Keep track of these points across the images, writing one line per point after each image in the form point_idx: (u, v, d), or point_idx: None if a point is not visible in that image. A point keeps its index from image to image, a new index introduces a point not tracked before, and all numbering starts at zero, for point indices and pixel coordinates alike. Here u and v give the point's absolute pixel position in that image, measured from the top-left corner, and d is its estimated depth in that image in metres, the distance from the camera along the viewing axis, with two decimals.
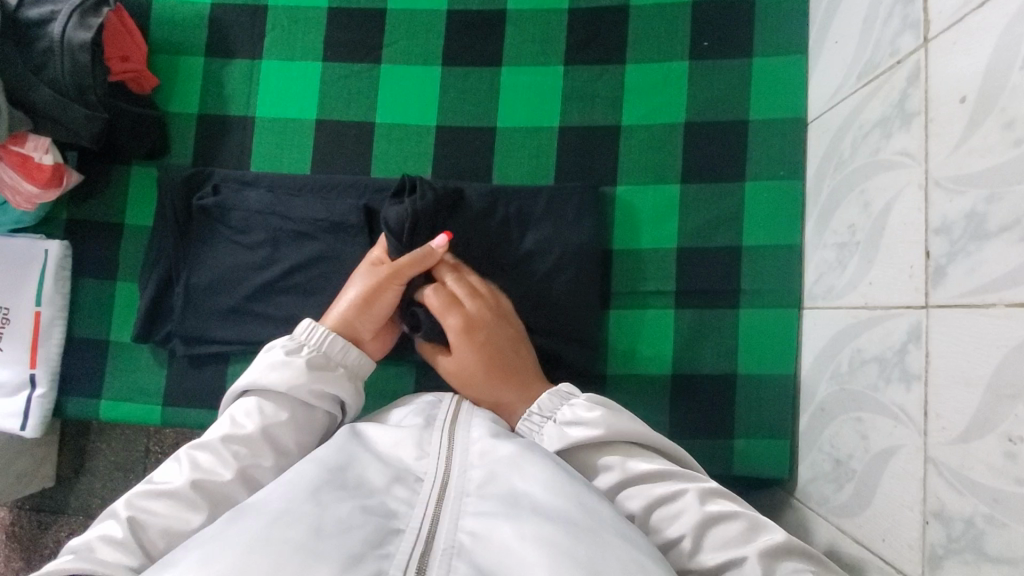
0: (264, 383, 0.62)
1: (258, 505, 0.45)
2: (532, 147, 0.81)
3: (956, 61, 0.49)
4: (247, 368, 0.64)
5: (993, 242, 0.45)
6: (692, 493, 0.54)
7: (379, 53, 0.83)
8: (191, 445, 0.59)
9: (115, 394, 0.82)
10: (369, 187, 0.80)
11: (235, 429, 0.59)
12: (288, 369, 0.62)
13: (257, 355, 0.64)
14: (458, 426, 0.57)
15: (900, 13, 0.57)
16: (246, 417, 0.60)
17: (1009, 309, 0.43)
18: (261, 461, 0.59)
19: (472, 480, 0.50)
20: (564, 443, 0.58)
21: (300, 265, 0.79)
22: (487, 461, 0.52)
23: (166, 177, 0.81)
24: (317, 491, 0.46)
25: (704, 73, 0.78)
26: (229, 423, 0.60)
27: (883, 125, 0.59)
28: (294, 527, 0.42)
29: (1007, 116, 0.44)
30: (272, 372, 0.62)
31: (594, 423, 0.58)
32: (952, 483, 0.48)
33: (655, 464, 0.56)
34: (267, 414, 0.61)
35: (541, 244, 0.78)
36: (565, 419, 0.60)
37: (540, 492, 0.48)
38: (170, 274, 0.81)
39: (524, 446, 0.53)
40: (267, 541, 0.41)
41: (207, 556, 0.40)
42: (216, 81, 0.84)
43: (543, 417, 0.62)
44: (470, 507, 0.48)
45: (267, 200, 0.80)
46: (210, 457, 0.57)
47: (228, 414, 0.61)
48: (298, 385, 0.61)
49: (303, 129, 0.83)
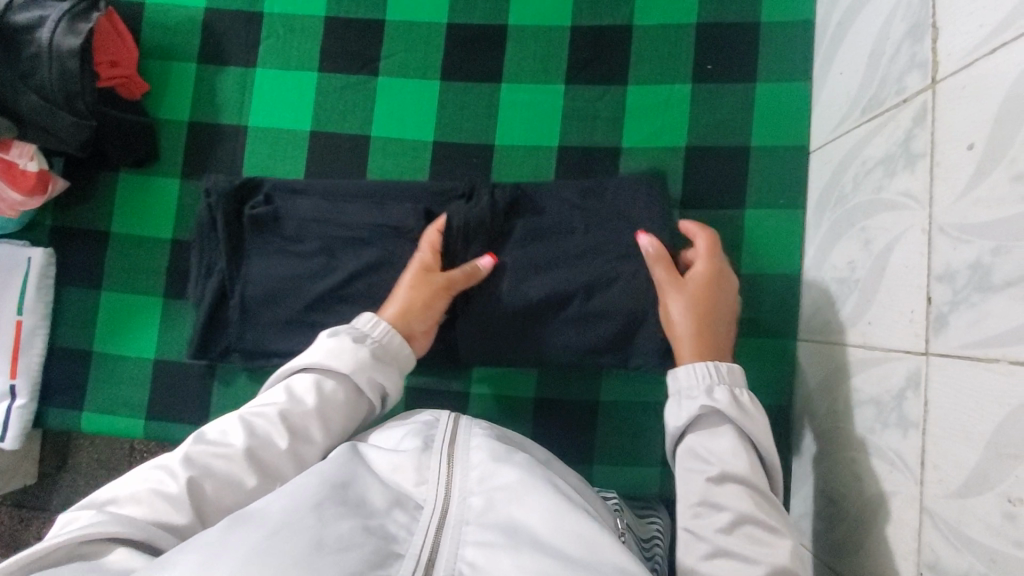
0: (324, 363, 0.61)
1: (256, 516, 0.45)
2: (531, 165, 0.79)
3: (963, 108, 0.48)
4: (309, 348, 0.63)
5: (997, 295, 0.44)
6: (759, 522, 0.52)
7: (377, 65, 0.81)
8: (247, 411, 0.58)
9: (98, 406, 0.81)
10: (424, 190, 0.77)
11: (293, 406, 0.58)
12: (353, 355, 0.61)
13: (318, 337, 0.63)
14: (457, 447, 0.53)
15: (908, 50, 0.56)
16: (304, 392, 0.59)
17: (1010, 366, 0.43)
18: (313, 436, 0.58)
19: (472, 507, 0.49)
20: (731, 415, 0.57)
21: (360, 271, 0.76)
22: (487, 487, 0.50)
23: (214, 185, 0.77)
24: (319, 506, 0.46)
25: (707, 97, 0.77)
26: (287, 395, 0.59)
27: (887, 163, 0.58)
28: (293, 541, 0.42)
29: (1016, 170, 0.43)
30: (335, 354, 0.61)
31: (758, 416, 0.58)
32: (948, 537, 0.47)
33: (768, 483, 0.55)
34: (327, 392, 0.60)
35: (592, 252, 0.74)
36: (741, 398, 0.59)
37: (541, 527, 0.47)
38: (225, 288, 0.78)
39: (531, 476, 0.50)
40: (268, 555, 0.41)
41: (208, 560, 0.41)
42: (208, 88, 0.82)
43: (725, 376, 0.60)
44: (469, 536, 0.47)
45: (320, 207, 0.77)
46: (266, 426, 0.57)
47: (284, 386, 0.60)
48: (361, 370, 0.61)
49: (296, 140, 0.81)
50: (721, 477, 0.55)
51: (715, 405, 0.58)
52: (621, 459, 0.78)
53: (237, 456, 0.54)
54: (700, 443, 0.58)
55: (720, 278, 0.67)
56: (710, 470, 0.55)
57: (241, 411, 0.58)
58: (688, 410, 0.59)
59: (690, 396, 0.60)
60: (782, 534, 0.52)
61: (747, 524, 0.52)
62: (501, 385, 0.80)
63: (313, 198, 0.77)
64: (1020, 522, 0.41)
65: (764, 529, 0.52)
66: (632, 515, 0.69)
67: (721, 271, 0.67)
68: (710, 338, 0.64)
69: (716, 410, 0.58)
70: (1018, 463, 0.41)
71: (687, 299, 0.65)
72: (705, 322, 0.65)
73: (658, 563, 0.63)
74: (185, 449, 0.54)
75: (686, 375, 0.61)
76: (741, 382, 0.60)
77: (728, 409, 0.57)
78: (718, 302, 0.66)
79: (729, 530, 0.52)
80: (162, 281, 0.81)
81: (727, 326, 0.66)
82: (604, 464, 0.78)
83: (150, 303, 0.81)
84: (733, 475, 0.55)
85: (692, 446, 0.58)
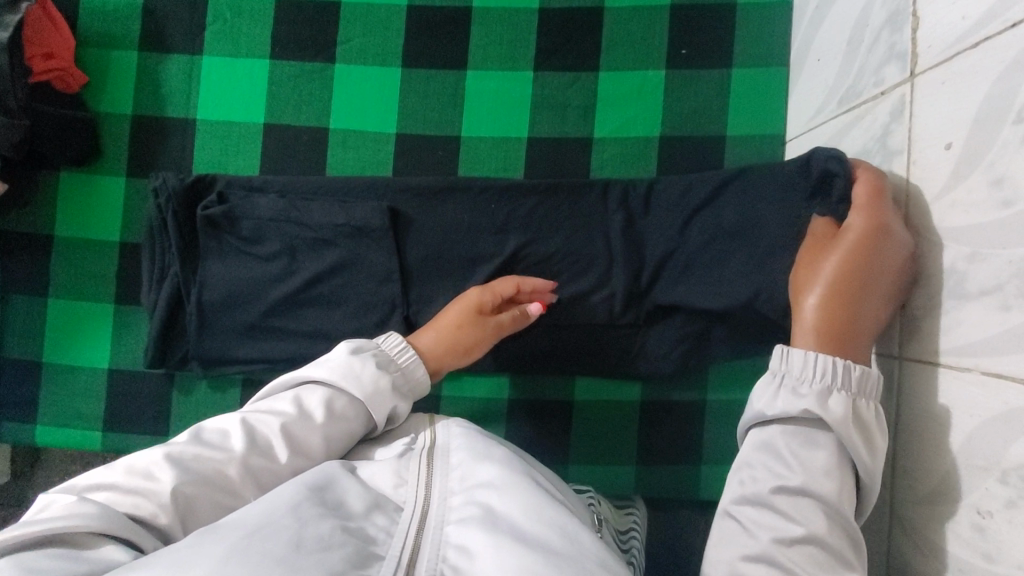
0: (337, 380, 0.53)
1: (231, 520, 0.41)
2: (499, 157, 0.76)
3: (942, 103, 0.46)
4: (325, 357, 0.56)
5: (971, 303, 0.43)
6: (824, 543, 0.41)
7: (333, 51, 0.76)
8: (246, 414, 0.51)
9: (51, 418, 0.77)
10: (390, 187, 0.73)
11: (302, 419, 0.51)
12: (372, 380, 0.54)
13: (341, 347, 0.56)
14: (435, 456, 0.50)
15: (887, 39, 0.54)
16: (312, 407, 0.52)
17: (984, 377, 0.41)
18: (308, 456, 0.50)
19: (453, 508, 0.46)
20: (848, 431, 0.44)
21: (323, 274, 0.72)
22: (468, 486, 0.47)
23: (163, 185, 0.72)
24: (297, 506, 0.42)
25: (681, 83, 0.74)
26: (295, 407, 0.52)
27: (864, 158, 0.56)
28: (271, 542, 0.39)
29: (996, 174, 0.41)
30: (353, 373, 0.54)
31: (879, 438, 0.45)
32: (919, 544, 0.47)
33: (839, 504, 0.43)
34: (339, 410, 0.52)
35: (569, 244, 0.71)
36: (863, 411, 0.45)
37: (523, 515, 0.43)
38: (180, 292, 0.73)
39: (513, 469, 0.48)
40: (245, 555, 0.37)
41: (183, 560, 0.37)
42: (152, 78, 0.76)
43: (857, 383, 0.45)
44: (453, 535, 0.43)
45: (279, 205, 0.72)
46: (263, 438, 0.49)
47: (294, 396, 0.53)
48: (379, 398, 0.54)
49: (249, 133, 0.76)
50: (800, 490, 0.43)
51: (823, 413, 0.44)
52: (596, 456, 0.77)
53: (234, 462, 0.47)
54: (788, 444, 0.45)
55: (878, 235, 0.49)
56: (788, 478, 0.44)
57: (246, 412, 0.51)
58: (788, 407, 0.45)
59: (797, 391, 0.46)
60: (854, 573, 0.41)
61: (811, 545, 0.41)
62: (476, 388, 0.78)
63: (271, 196, 0.73)
64: (989, 534, 0.41)
65: (831, 554, 0.41)
66: (609, 508, 0.68)
67: (893, 227, 0.49)
68: (852, 313, 0.49)
69: (823, 421, 0.45)
70: (989, 476, 0.41)
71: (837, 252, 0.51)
72: (845, 291, 0.49)
73: (636, 553, 0.62)
74: (179, 447, 0.47)
75: (802, 359, 0.47)
76: (869, 391, 0.46)
77: (840, 422, 0.44)
78: (878, 261, 0.48)
79: (789, 544, 0.41)
80: (112, 287, 0.77)
81: (885, 304, 0.49)
82: (579, 462, 0.77)
83: (100, 311, 0.77)
84: (803, 497, 0.43)
85: (772, 454, 0.45)
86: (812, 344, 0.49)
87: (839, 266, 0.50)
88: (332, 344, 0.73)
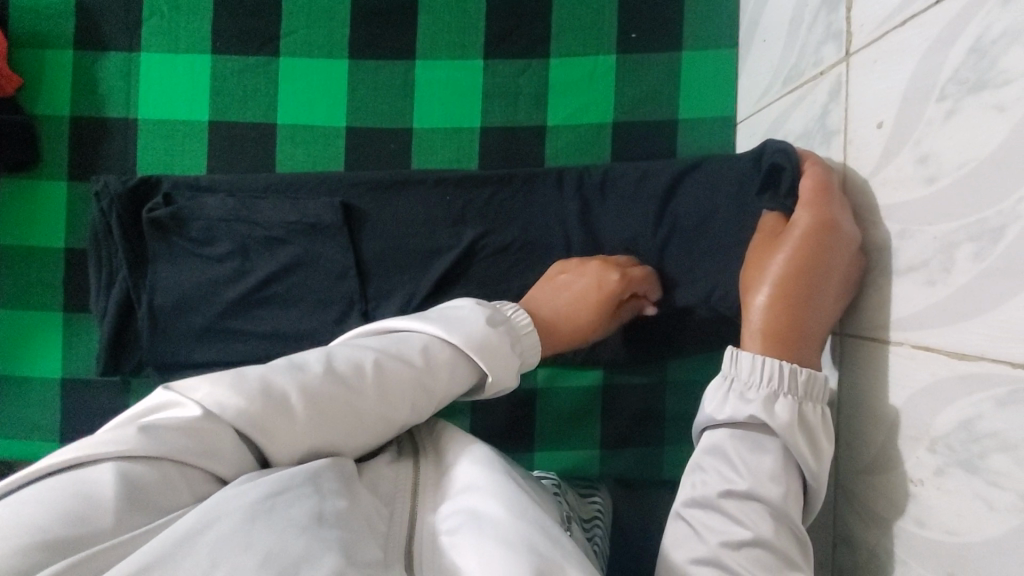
0: (472, 347, 0.48)
1: (252, 479, 0.37)
2: (453, 147, 0.75)
3: (874, 82, 0.47)
4: (465, 320, 0.50)
5: (903, 279, 0.44)
6: (769, 546, 0.41)
7: (277, 44, 0.74)
8: (381, 355, 0.46)
9: (5, 431, 0.75)
10: (342, 182, 0.72)
11: (429, 376, 0.46)
12: (501, 359, 0.49)
13: (478, 312, 0.51)
14: (422, 466, 0.51)
15: (824, 19, 0.54)
16: (439, 367, 0.47)
17: (914, 350, 0.43)
18: (412, 414, 0.46)
19: (440, 519, 0.45)
20: (791, 437, 0.44)
21: (278, 273, 0.71)
22: (453, 492, 0.47)
23: (105, 188, 0.70)
24: (316, 475, 0.38)
25: (632, 68, 0.73)
26: (420, 359, 0.47)
27: (806, 138, 0.57)
28: (292, 508, 0.34)
29: (921, 151, 0.42)
30: (487, 344, 0.49)
31: (825, 442, 0.45)
32: (860, 512, 0.49)
33: (785, 509, 0.43)
34: (458, 372, 0.48)
35: (523, 233, 0.71)
36: (807, 416, 0.45)
37: (505, 514, 0.42)
38: (130, 297, 0.72)
39: (497, 471, 0.47)
40: (268, 521, 0.33)
41: (208, 513, 0.33)
42: (90, 77, 0.74)
43: (801, 386, 0.45)
44: (444, 548, 0.42)
45: (229, 205, 0.71)
46: (380, 387, 0.44)
47: (421, 346, 0.47)
48: (505, 375, 0.50)
49: (195, 132, 0.74)
50: (747, 494, 0.43)
51: (769, 419, 0.44)
52: (561, 443, 0.78)
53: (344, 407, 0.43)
54: (736, 449, 0.45)
55: (828, 233, 0.48)
56: (735, 482, 0.44)
57: (380, 350, 0.46)
58: (735, 414, 0.45)
59: (746, 395, 0.46)
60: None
61: (758, 547, 0.41)
62: None
63: (220, 195, 0.71)
64: (920, 502, 0.42)
65: (777, 556, 0.41)
66: (574, 495, 0.68)
67: (839, 222, 0.48)
68: (801, 314, 0.48)
69: (768, 426, 0.45)
70: (919, 445, 0.42)
71: (787, 249, 0.50)
72: (795, 291, 0.49)
73: (598, 539, 0.63)
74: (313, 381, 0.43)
75: (750, 363, 0.47)
76: (817, 395, 0.46)
77: (783, 427, 0.44)
78: (828, 261, 0.47)
79: (736, 547, 0.41)
80: (60, 295, 0.75)
81: (834, 304, 0.48)
82: (544, 449, 0.78)
83: (49, 320, 0.75)
84: (753, 503, 0.43)
85: (722, 460, 0.45)
86: (760, 346, 0.48)
87: (790, 264, 0.49)
88: (290, 345, 0.72)
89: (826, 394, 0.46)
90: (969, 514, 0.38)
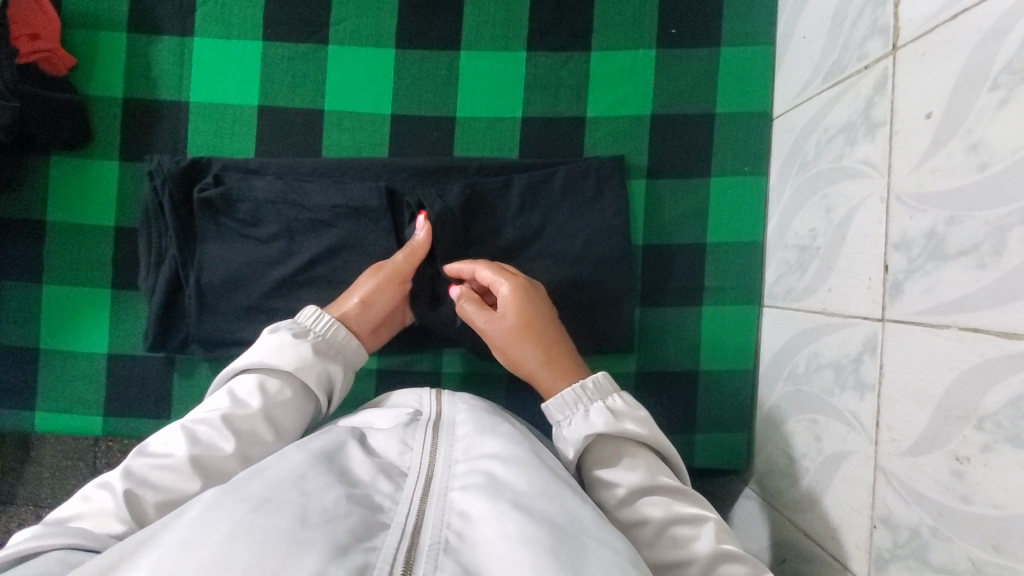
0: (268, 361, 0.58)
1: (245, 484, 0.40)
2: (494, 136, 0.77)
3: (922, 75, 0.49)
4: (246, 351, 0.60)
5: (949, 264, 0.45)
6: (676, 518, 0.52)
7: (327, 32, 0.76)
8: (187, 420, 0.54)
9: (53, 405, 0.77)
10: (388, 168, 0.74)
11: (235, 406, 0.55)
12: (296, 350, 0.59)
13: (259, 336, 0.61)
14: (441, 427, 0.53)
15: (870, 15, 0.56)
16: (247, 394, 0.56)
17: (962, 332, 0.44)
18: (261, 437, 0.54)
19: (457, 477, 0.46)
20: (613, 430, 0.55)
21: (322, 255, 0.73)
22: (472, 456, 0.48)
23: (159, 167, 0.72)
24: (301, 477, 0.41)
25: (672, 63, 0.75)
26: (229, 399, 0.55)
27: (849, 130, 0.59)
28: (279, 515, 0.37)
29: (972, 139, 0.44)
30: (279, 348, 0.59)
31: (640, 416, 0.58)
32: (900, 493, 0.50)
33: (671, 483, 0.54)
34: (271, 390, 0.57)
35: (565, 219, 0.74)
36: (614, 409, 0.58)
37: (528, 487, 0.44)
38: (179, 275, 0.74)
39: (519, 449, 0.49)
40: (251, 530, 0.35)
41: (190, 536, 0.35)
42: (143, 61, 0.76)
43: (594, 394, 0.59)
44: (457, 501, 0.43)
45: (277, 187, 0.72)
46: (209, 433, 0.53)
47: (226, 390, 0.56)
48: (308, 365, 0.58)
49: (243, 115, 0.76)
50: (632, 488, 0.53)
51: (595, 432, 0.55)
52: None
53: (180, 465, 0.50)
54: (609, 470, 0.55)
55: (523, 293, 0.66)
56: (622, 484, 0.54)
57: (183, 421, 0.54)
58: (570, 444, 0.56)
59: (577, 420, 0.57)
60: (706, 524, 0.52)
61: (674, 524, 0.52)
62: (471, 361, 0.78)
63: (268, 178, 0.73)
64: (966, 478, 0.43)
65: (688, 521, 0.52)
66: None
67: (526, 287, 0.67)
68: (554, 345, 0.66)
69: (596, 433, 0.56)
70: (966, 424, 0.43)
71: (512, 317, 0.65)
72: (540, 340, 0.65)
73: None
74: (131, 467, 0.50)
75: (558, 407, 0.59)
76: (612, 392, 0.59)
77: (609, 429, 0.55)
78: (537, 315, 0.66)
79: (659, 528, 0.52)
80: (108, 273, 0.76)
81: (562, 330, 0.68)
82: None
83: (97, 296, 0.76)
84: (635, 490, 0.53)
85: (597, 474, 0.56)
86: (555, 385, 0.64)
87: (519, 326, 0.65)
88: None
89: (614, 386, 0.60)
90: (1016, 487, 0.39)
